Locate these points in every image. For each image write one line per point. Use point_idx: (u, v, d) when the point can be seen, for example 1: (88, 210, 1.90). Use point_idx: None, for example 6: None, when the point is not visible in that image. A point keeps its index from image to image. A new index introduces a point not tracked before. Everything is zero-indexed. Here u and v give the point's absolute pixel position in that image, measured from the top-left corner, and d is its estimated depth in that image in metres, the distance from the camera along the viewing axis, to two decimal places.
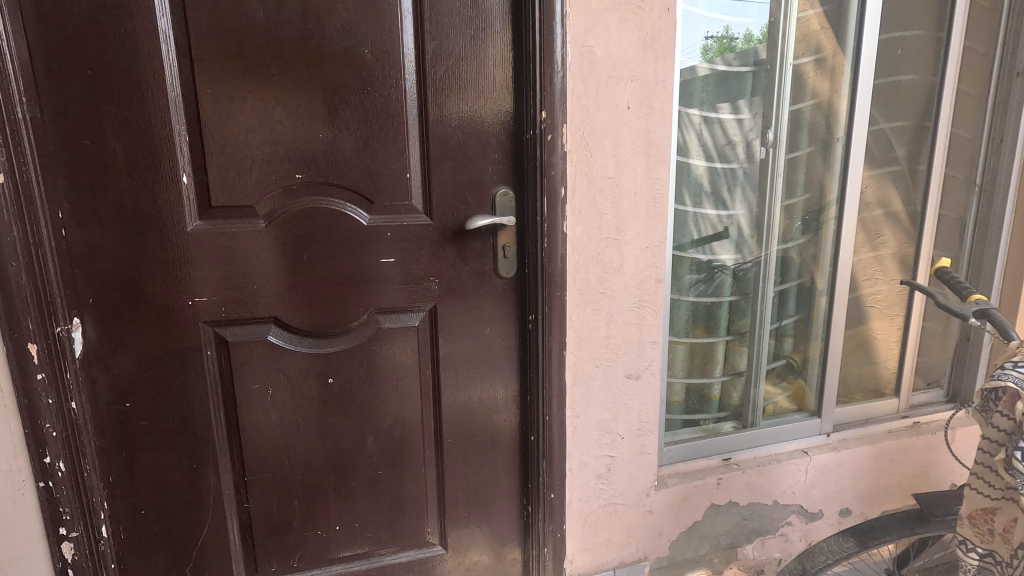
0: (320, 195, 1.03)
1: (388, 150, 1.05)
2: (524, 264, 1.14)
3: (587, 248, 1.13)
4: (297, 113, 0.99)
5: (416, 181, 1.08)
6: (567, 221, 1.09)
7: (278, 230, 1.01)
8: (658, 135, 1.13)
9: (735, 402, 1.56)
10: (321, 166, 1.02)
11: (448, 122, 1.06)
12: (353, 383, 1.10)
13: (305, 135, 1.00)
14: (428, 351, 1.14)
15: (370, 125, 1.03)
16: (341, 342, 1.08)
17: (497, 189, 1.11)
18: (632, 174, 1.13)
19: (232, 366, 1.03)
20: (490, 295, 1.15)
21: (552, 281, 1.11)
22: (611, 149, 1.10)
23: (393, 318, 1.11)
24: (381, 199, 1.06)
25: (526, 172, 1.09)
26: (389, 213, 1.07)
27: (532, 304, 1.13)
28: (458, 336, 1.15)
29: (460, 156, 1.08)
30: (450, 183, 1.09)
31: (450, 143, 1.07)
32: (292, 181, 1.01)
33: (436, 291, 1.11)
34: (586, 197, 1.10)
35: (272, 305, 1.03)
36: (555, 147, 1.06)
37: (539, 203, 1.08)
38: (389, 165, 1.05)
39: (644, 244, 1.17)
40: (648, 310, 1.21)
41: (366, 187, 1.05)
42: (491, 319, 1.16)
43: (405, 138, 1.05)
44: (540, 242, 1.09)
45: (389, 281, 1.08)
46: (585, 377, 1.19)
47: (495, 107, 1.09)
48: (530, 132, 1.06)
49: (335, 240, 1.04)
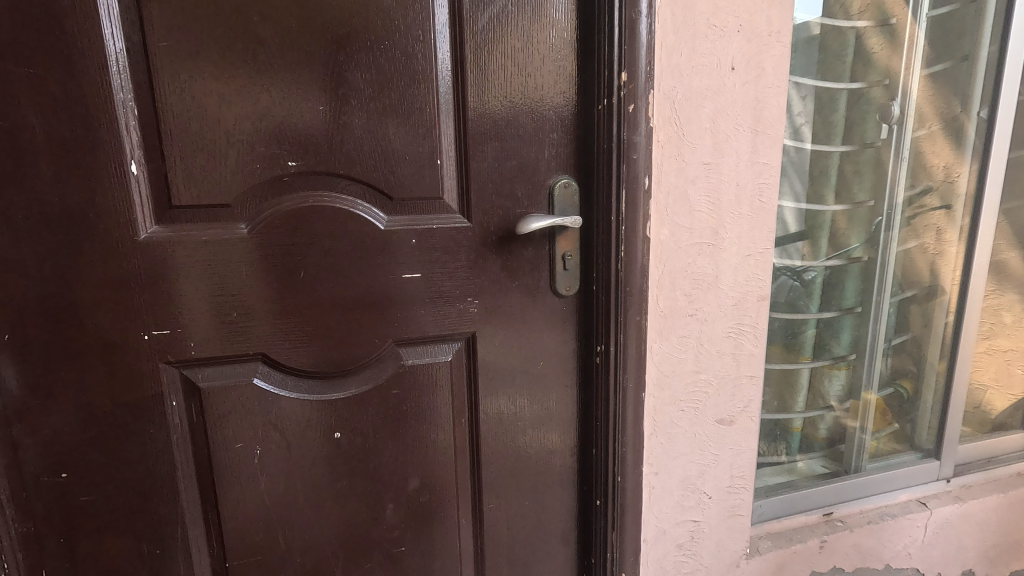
0: (321, 190, 0.76)
1: (413, 129, 0.78)
2: (589, 279, 0.86)
3: (673, 258, 0.85)
4: (287, 78, 0.72)
5: (449, 171, 0.81)
6: (650, 222, 0.82)
7: (266, 237, 0.75)
8: (770, 106, 0.85)
9: (823, 435, 1.27)
10: (321, 151, 0.75)
11: (491, 91, 0.79)
12: (367, 438, 0.84)
13: (300, 109, 0.73)
14: (463, 392, 0.88)
15: (388, 94, 0.76)
16: (351, 384, 0.82)
17: (556, 179, 0.84)
18: (735, 159, 0.85)
19: (206, 420, 0.77)
20: (544, 320, 0.88)
21: (629, 302, 0.84)
22: (709, 125, 0.82)
23: (419, 352, 0.84)
24: (403, 195, 0.79)
25: (595, 156, 0.82)
26: (414, 214, 0.80)
27: (601, 331, 0.86)
28: (503, 373, 0.88)
29: (508, 137, 0.81)
30: (494, 173, 0.82)
31: (494, 117, 0.80)
32: (283, 171, 0.74)
33: (474, 315, 0.85)
34: (674, 189, 0.83)
35: (261, 336, 0.77)
36: (638, 122, 0.78)
37: (614, 199, 0.80)
38: (413, 149, 0.78)
39: (744, 252, 0.90)
40: (747, 335, 0.94)
41: (383, 179, 0.78)
42: (545, 351, 0.89)
43: (435, 111, 0.78)
44: (614, 251, 0.82)
45: (414, 304, 0.82)
46: (667, 424, 0.92)
47: (554, 70, 0.81)
48: (604, 102, 0.79)
49: (342, 250, 0.78)
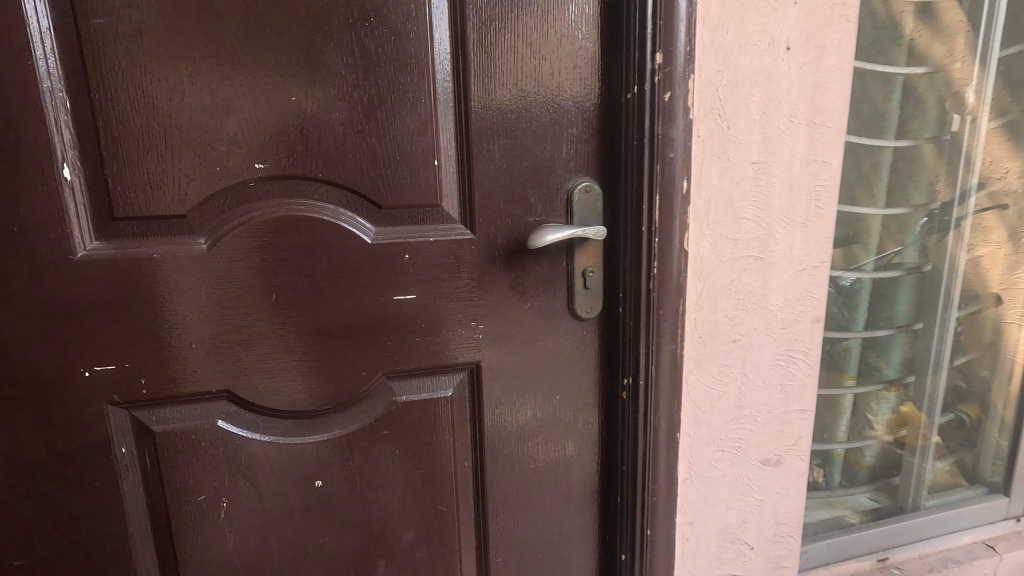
0: (297, 198, 0.64)
1: (405, 123, 0.65)
2: (613, 300, 0.74)
3: (715, 274, 0.72)
4: (251, 63, 0.60)
5: (449, 173, 0.68)
6: (688, 233, 0.69)
7: (234, 255, 0.63)
8: (832, 93, 0.71)
9: (868, 464, 1.11)
10: (295, 150, 0.63)
11: (499, 78, 0.67)
12: (354, 486, 0.72)
13: (269, 100, 0.61)
14: (466, 431, 0.75)
15: (373, 81, 0.63)
16: (336, 424, 0.70)
17: (574, 182, 0.71)
18: (789, 156, 0.71)
19: (163, 469, 0.65)
20: (560, 347, 0.75)
21: (662, 328, 0.71)
22: (760, 116, 0.69)
23: (414, 387, 0.72)
24: (393, 203, 0.67)
25: (622, 155, 0.69)
26: (407, 225, 0.68)
27: (628, 362, 0.73)
28: (513, 408, 0.76)
29: (519, 132, 0.68)
30: (502, 176, 0.69)
31: (502, 109, 0.67)
32: (250, 176, 0.62)
33: (479, 343, 0.72)
34: (717, 194, 0.69)
35: (267, 360, 0.66)
36: (675, 113, 0.65)
37: (645, 206, 0.67)
38: (405, 148, 0.66)
39: (797, 266, 0.76)
40: (798, 363, 0.80)
41: (369, 184, 0.66)
42: (561, 382, 0.77)
43: (430, 103, 0.65)
44: (644, 267, 0.69)
45: (408, 332, 0.70)
46: (704, 467, 0.79)
47: (572, 51, 0.68)
48: (633, 90, 0.66)
49: (323, 269, 0.66)
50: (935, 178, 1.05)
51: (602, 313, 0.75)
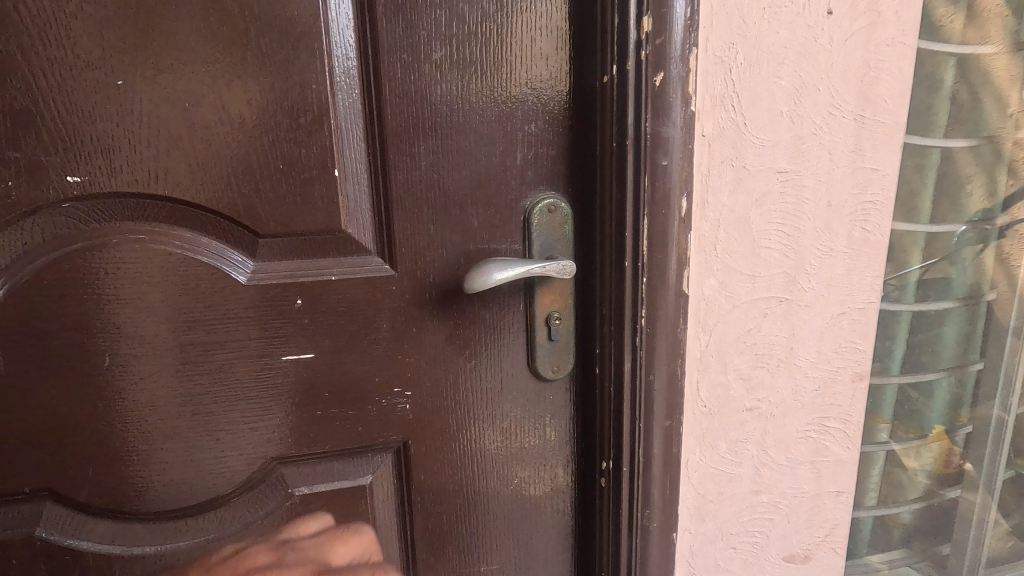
0: (134, 225, 0.46)
1: (290, 118, 0.46)
2: (587, 356, 0.55)
3: (724, 324, 0.53)
4: (55, 34, 0.42)
5: (356, 187, 0.49)
6: (687, 270, 0.50)
7: (47, 304, 0.46)
8: (889, 76, 0.52)
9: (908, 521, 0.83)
10: (130, 158, 0.45)
11: (425, 56, 0.48)
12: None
13: (85, 88, 0.43)
14: (394, 527, 0.57)
15: (238, 59, 0.45)
16: (211, 525, 0.52)
17: (532, 199, 0.52)
18: (828, 163, 0.52)
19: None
20: (517, 418, 0.57)
21: (652, 399, 0.52)
22: (789, 107, 0.50)
23: (318, 473, 0.54)
24: (274, 231, 0.48)
25: (596, 163, 0.50)
26: (297, 258, 0.50)
27: (605, 439, 0.55)
28: (454, 497, 0.57)
29: (454, 131, 0.50)
30: (432, 192, 0.50)
31: (428, 98, 0.49)
32: (65, 193, 0.44)
33: (406, 414, 0.54)
34: (729, 215, 0.50)
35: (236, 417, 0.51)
36: (669, 103, 0.45)
37: (628, 234, 0.48)
38: (288, 153, 0.47)
39: (837, 309, 0.57)
40: (834, 434, 0.61)
41: (237, 202, 0.47)
42: (520, 462, 0.58)
43: (322, 90, 0.47)
44: (626, 318, 0.50)
45: (305, 403, 0.52)
46: (710, 571, 0.60)
47: (528, 18, 0.49)
48: (610, 71, 0.47)
49: (179, 321, 0.48)
50: (980, 184, 0.72)
51: (573, 372, 0.57)
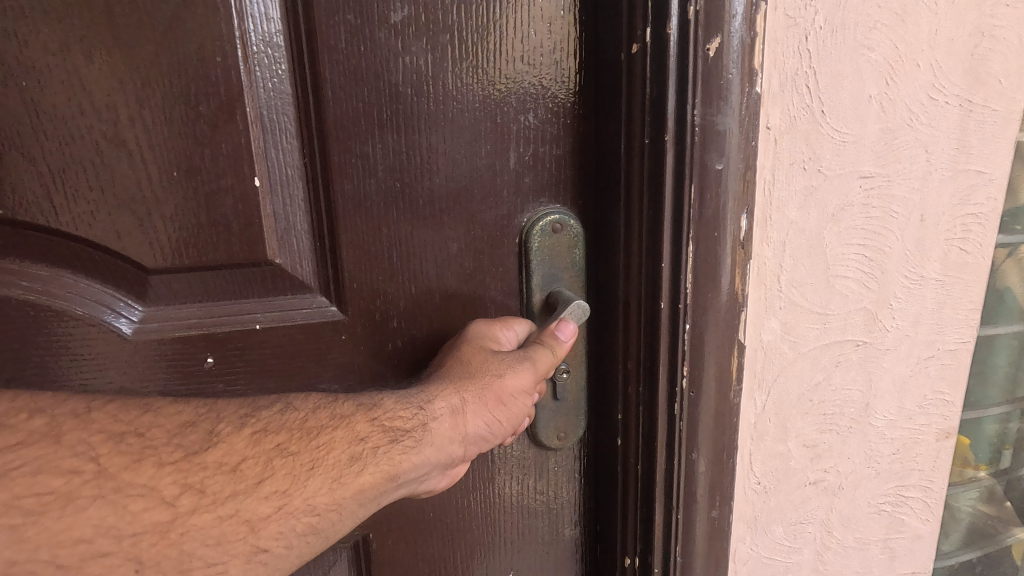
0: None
1: (185, 108, 0.33)
2: (604, 422, 0.42)
3: (784, 377, 0.40)
4: None
5: (289, 204, 0.37)
6: (743, 312, 0.37)
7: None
8: (1005, 49, 0.39)
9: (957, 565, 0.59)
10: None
11: (378, 22, 0.35)
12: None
13: None
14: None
15: (107, 24, 0.32)
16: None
17: (529, 214, 0.39)
18: (924, 165, 0.39)
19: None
20: (513, 495, 0.44)
21: (693, 482, 0.39)
22: (879, 90, 0.37)
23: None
24: (169, 265, 0.35)
25: (615, 168, 0.36)
26: (211, 297, 0.37)
27: (622, 530, 0.42)
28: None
29: (421, 123, 0.36)
30: (393, 206, 0.37)
31: (383, 78, 0.35)
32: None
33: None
34: (797, 235, 0.37)
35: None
36: (723, 83, 0.32)
37: (664, 264, 0.35)
38: (186, 154, 0.34)
39: (923, 352, 0.44)
40: (912, 506, 0.48)
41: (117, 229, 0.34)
42: (518, 552, 0.45)
43: (228, 66, 0.34)
44: (660, 378, 0.37)
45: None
46: None
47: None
48: (640, 39, 0.33)
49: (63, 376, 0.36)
50: None
51: (583, 435, 0.44)
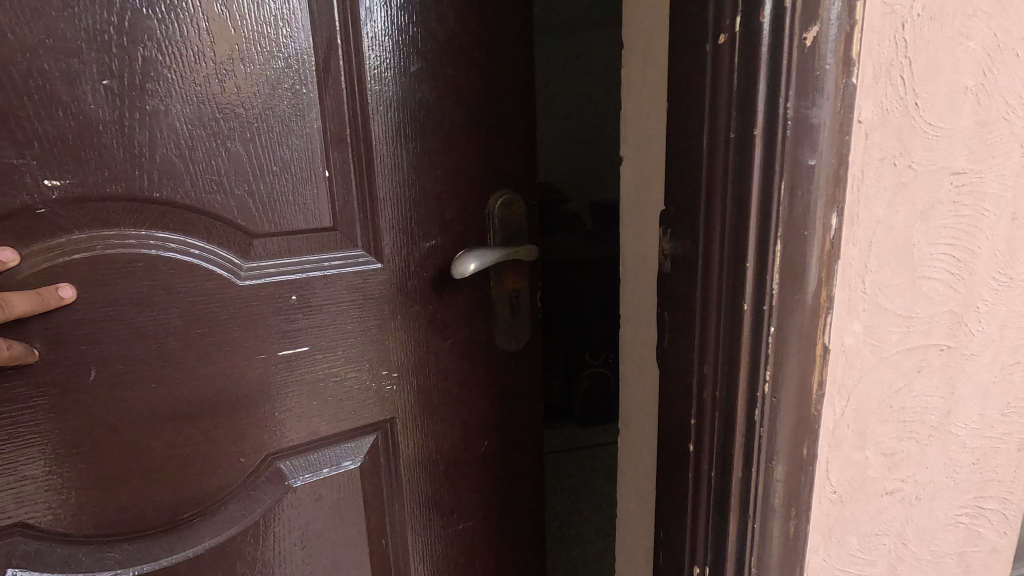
0: (93, 233, 0.38)
1: (287, 112, 0.42)
2: (678, 423, 0.41)
3: (864, 381, 0.39)
4: (74, 148, 0.37)
5: (351, 189, 0.46)
6: (828, 315, 0.35)
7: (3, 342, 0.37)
8: None
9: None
10: (107, 158, 0.38)
11: (405, 62, 0.45)
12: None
13: (49, 84, 0.35)
14: (382, 525, 0.55)
15: (231, 49, 0.39)
16: (200, 531, 0.46)
17: (495, 189, 0.52)
18: (1017, 160, 0.37)
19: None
20: (493, 398, 0.57)
21: (771, 491, 0.37)
22: (974, 83, 0.35)
23: (316, 467, 0.50)
24: (268, 230, 0.43)
25: (696, 162, 0.35)
26: (293, 249, 0.45)
27: (691, 537, 0.41)
28: (434, 485, 0.56)
29: (439, 131, 0.48)
30: (423, 191, 0.48)
31: (412, 98, 0.46)
32: (37, 201, 0.36)
33: (393, 405, 0.51)
34: (883, 233, 0.36)
35: (236, 438, 0.46)
36: (819, 74, 0.30)
37: (749, 263, 0.33)
38: (286, 147, 0.42)
39: (1009, 358, 0.42)
40: (991, 518, 0.46)
41: (232, 203, 0.42)
42: (488, 438, 0.58)
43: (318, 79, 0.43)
44: (740, 382, 0.35)
45: (297, 396, 0.47)
46: None
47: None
48: (728, 29, 0.32)
49: (163, 334, 0.41)
50: None
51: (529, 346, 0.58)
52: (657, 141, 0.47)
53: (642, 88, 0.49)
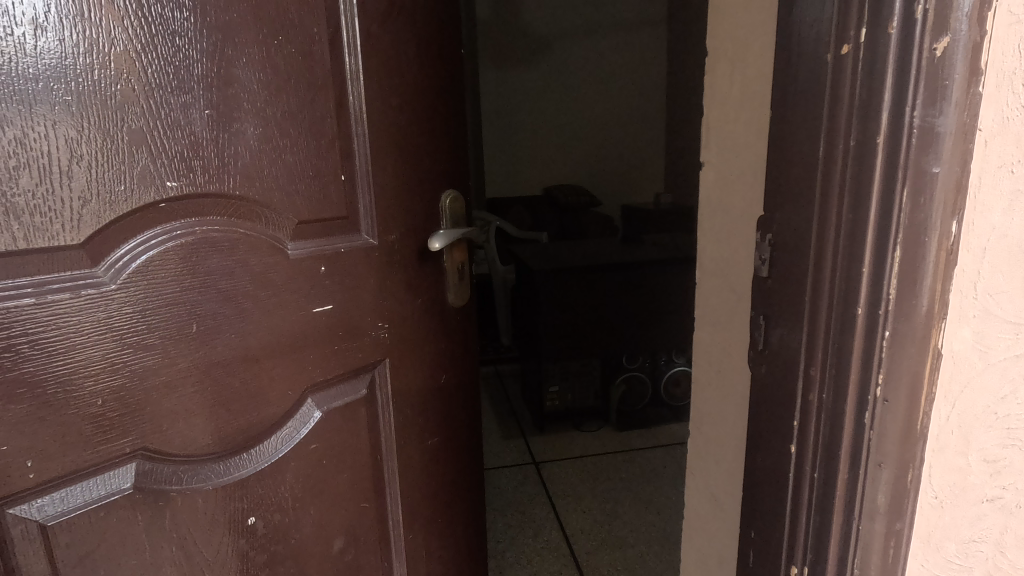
0: (195, 223, 0.51)
1: (327, 133, 0.58)
2: (776, 424, 0.41)
3: (969, 388, 0.39)
4: (188, 151, 0.50)
5: (362, 190, 0.62)
6: (941, 320, 0.35)
7: (150, 301, 0.50)
8: None
9: None
10: (210, 166, 0.51)
11: (401, 106, 0.64)
12: (292, 542, 0.63)
13: (180, 106, 0.49)
14: (373, 448, 0.68)
15: (292, 86, 0.55)
16: (265, 448, 0.59)
17: (444, 189, 0.70)
18: None
19: (63, 564, 0.50)
20: (461, 347, 0.77)
21: (876, 493, 0.38)
22: None
23: (332, 394, 0.63)
24: (309, 217, 0.58)
25: (806, 172, 0.36)
26: (319, 233, 0.59)
27: (786, 534, 0.42)
28: (424, 416, 0.73)
29: (422, 156, 0.67)
30: (406, 195, 0.66)
31: (403, 129, 0.65)
32: (158, 198, 0.49)
33: (384, 348, 0.67)
34: (994, 241, 0.36)
35: (281, 369, 0.59)
36: (946, 83, 0.31)
37: (864, 267, 0.34)
38: (312, 151, 0.57)
39: None
40: None
41: (285, 198, 0.56)
42: (454, 381, 0.77)
43: (337, 101, 0.58)
44: (850, 385, 0.36)
45: (322, 339, 0.61)
46: None
47: (448, 52, 0.69)
48: (852, 40, 0.32)
49: (241, 296, 0.55)
50: None
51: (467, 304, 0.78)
52: (752, 144, 0.48)
53: (732, 93, 0.50)
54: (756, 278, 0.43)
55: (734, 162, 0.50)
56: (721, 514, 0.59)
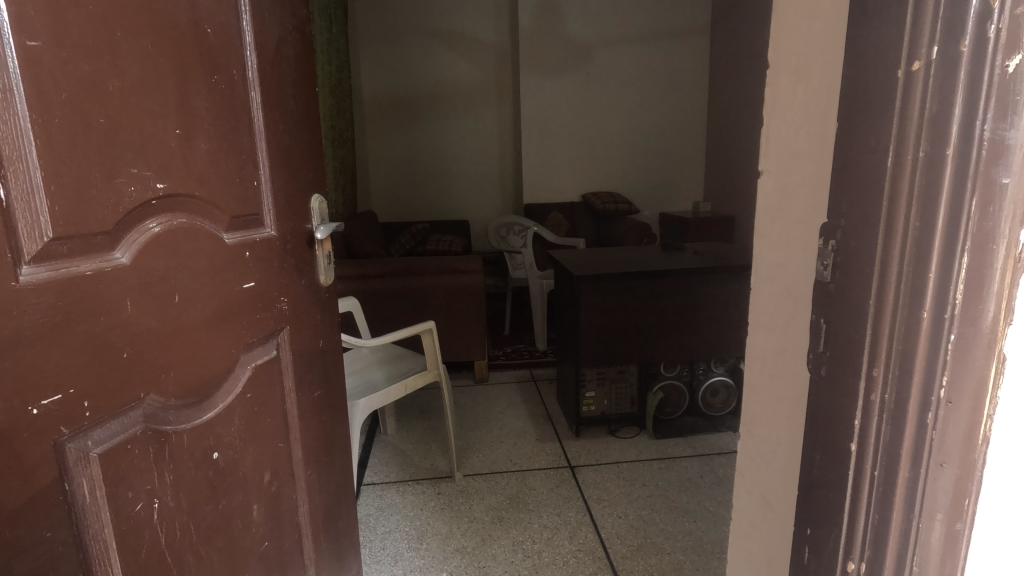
0: (176, 216, 0.57)
1: (248, 143, 0.66)
2: (837, 425, 0.43)
3: None
4: (173, 149, 0.56)
5: (266, 187, 0.69)
6: (1004, 328, 0.36)
7: (149, 267, 0.54)
8: None
9: None
10: (181, 171, 0.57)
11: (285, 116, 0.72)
12: (248, 505, 0.68)
13: (168, 112, 0.55)
14: (284, 409, 0.74)
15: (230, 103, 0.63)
16: (220, 399, 0.64)
17: (313, 195, 0.78)
18: None
19: (106, 514, 0.52)
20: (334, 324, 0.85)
21: (937, 492, 0.39)
22: None
23: (255, 352, 0.69)
24: (240, 212, 0.65)
25: (872, 187, 0.38)
26: (242, 226, 0.66)
27: (841, 527, 0.44)
28: (316, 385, 0.81)
29: (299, 158, 0.75)
30: (291, 191, 0.74)
31: (287, 134, 0.72)
32: (152, 196, 0.54)
33: (284, 319, 0.73)
34: None
35: (230, 334, 0.64)
36: (1018, 98, 0.33)
37: (931, 272, 0.36)
38: (235, 160, 0.64)
39: None
40: None
41: (223, 195, 0.62)
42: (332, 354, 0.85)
43: (247, 118, 0.65)
44: (913, 386, 0.38)
45: (248, 311, 0.66)
46: None
47: (309, 66, 0.77)
48: (924, 56, 0.34)
49: (200, 268, 0.60)
50: None
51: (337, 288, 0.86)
52: (813, 153, 0.49)
53: (794, 103, 0.52)
54: (818, 283, 0.45)
55: (794, 171, 0.52)
56: (772, 516, 0.60)
